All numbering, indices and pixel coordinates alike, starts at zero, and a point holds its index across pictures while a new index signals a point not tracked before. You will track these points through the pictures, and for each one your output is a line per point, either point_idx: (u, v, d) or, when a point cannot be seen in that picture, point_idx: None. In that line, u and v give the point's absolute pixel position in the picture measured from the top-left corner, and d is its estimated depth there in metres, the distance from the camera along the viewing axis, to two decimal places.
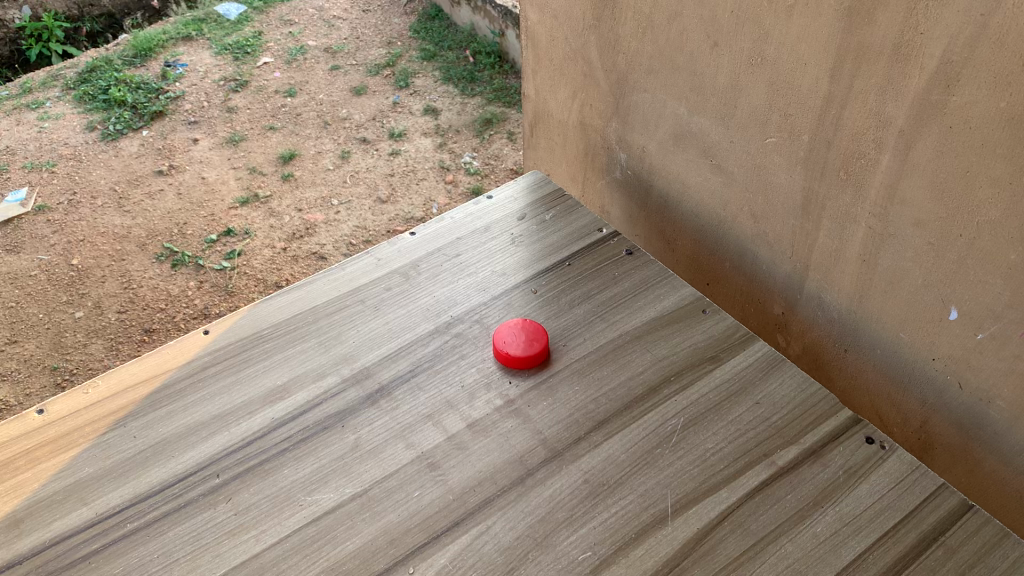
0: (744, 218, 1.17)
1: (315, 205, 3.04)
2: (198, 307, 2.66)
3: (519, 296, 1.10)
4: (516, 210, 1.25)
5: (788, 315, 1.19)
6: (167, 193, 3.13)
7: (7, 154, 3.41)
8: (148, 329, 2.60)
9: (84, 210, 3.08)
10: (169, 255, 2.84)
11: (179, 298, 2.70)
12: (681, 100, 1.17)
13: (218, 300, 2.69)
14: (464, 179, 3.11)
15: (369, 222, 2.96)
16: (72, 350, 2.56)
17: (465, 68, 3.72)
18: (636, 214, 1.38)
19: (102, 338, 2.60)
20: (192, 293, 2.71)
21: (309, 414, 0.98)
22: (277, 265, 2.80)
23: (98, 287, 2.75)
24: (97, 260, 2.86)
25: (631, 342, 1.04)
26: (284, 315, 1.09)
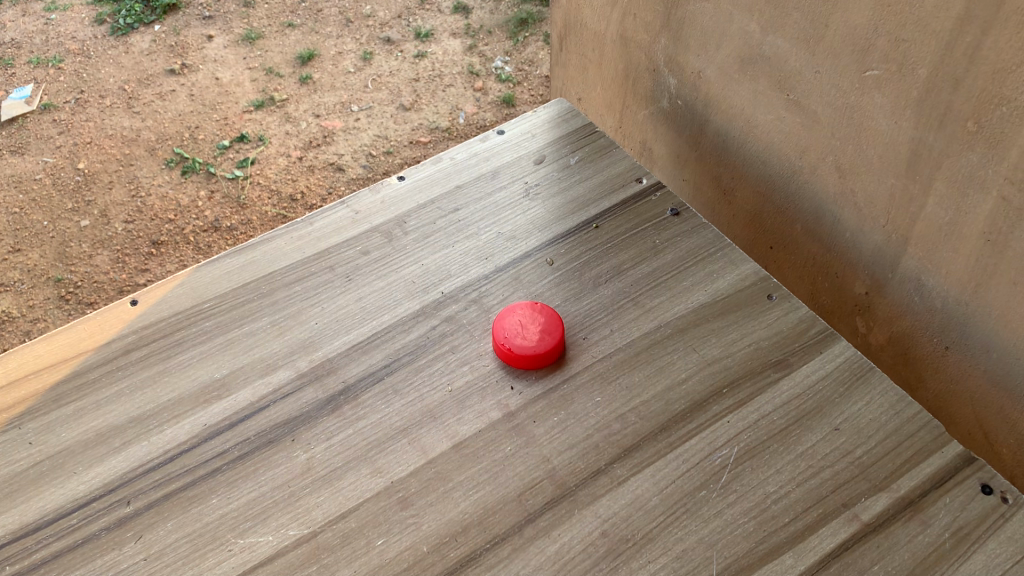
0: (825, 171, 0.90)
1: (333, 111, 2.59)
2: (206, 221, 2.29)
3: (530, 271, 0.86)
4: (532, 151, 0.99)
5: (873, 298, 0.92)
6: (180, 95, 2.70)
7: (10, 48, 3.02)
8: (156, 241, 2.25)
9: (92, 110, 2.69)
10: (179, 161, 2.45)
11: (187, 210, 2.32)
12: (752, 14, 0.89)
13: (228, 214, 2.31)
14: (495, 86, 2.65)
15: (390, 130, 2.50)
16: (77, 261, 2.24)
17: None
18: (685, 155, 1.11)
19: (109, 250, 2.25)
20: (202, 204, 2.33)
21: (251, 421, 0.76)
22: (291, 176, 2.40)
23: (104, 194, 2.37)
24: (103, 163, 2.48)
25: (673, 337, 0.80)
26: (232, 283, 0.87)
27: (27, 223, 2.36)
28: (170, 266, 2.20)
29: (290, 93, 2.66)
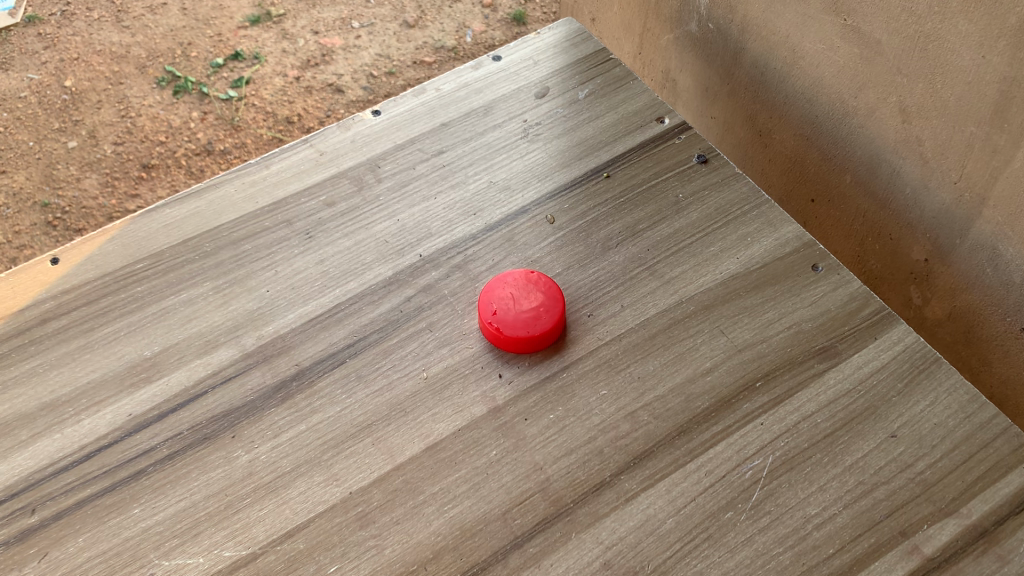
0: (886, 113, 0.74)
1: (332, 25, 2.00)
2: (199, 143, 1.76)
3: (527, 231, 0.72)
4: (534, 81, 0.83)
5: (933, 266, 0.77)
6: (171, 9, 2.02)
7: None
8: (148, 163, 1.73)
9: (78, 24, 1.98)
10: (170, 79, 1.85)
11: (180, 131, 1.78)
12: None
13: (223, 135, 1.77)
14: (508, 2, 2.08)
15: (391, 50, 1.94)
16: (64, 185, 1.71)
17: None
18: (714, 89, 0.96)
19: (99, 172, 1.72)
20: (195, 126, 1.79)
21: (185, 412, 0.63)
22: (288, 97, 1.85)
23: (94, 113, 1.80)
24: (94, 82, 1.85)
25: (697, 316, 0.67)
26: (171, 238, 0.73)
27: (9, 145, 1.77)
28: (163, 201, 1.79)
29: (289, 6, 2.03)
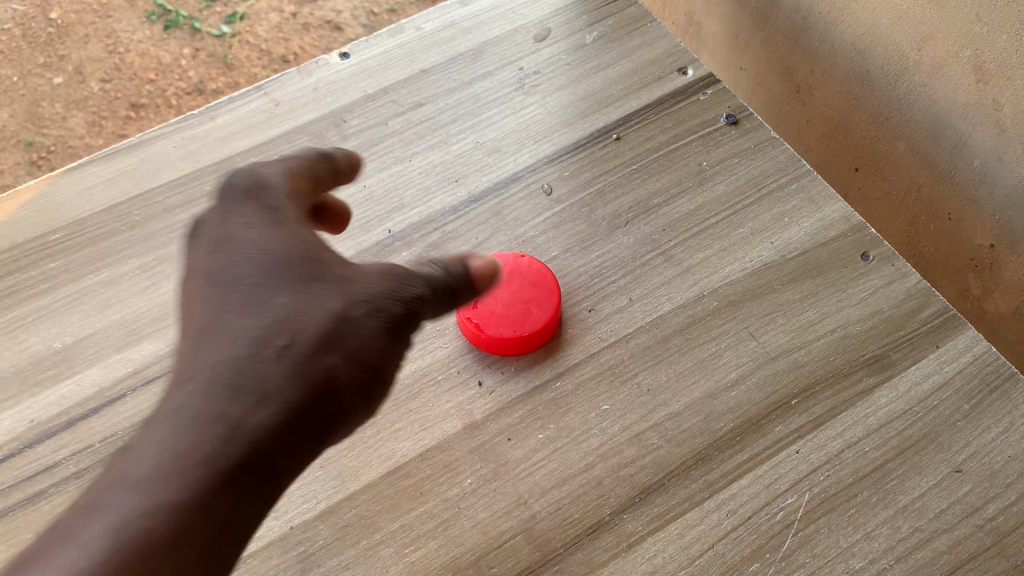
0: (956, 70, 0.60)
1: None
2: (193, 83, 1.49)
3: (520, 203, 0.61)
4: (533, 21, 0.70)
5: (999, 254, 0.65)
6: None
7: None
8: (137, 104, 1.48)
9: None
10: (163, 13, 1.55)
11: (171, 69, 1.50)
12: None
13: (217, 75, 1.51)
14: None
15: None
16: (49, 123, 1.45)
17: None
18: (746, 37, 0.83)
19: (86, 111, 1.46)
20: (187, 63, 1.51)
21: (98, 419, 0.53)
22: (285, 35, 1.56)
23: (81, 49, 1.51)
24: (81, 14, 1.55)
25: (721, 314, 0.55)
26: (93, 203, 0.61)
27: None
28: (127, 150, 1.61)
29: None
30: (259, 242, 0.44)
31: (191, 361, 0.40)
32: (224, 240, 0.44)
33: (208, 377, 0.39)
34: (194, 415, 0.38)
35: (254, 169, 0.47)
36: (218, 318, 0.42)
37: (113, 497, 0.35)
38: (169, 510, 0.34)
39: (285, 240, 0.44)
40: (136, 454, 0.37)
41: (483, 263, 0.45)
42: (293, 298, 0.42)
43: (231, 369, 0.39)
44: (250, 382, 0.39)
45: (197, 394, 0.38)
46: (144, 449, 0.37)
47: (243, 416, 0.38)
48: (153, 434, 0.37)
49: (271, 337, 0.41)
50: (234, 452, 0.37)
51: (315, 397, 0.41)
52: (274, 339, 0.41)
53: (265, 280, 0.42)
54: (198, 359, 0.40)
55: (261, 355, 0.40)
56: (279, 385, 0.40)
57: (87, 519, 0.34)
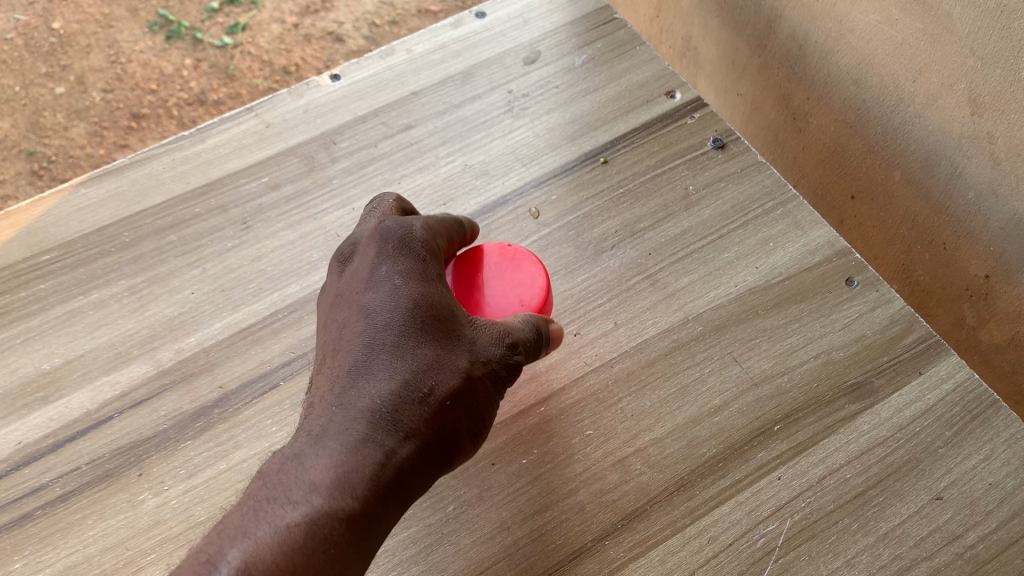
0: (951, 103, 0.62)
1: None
2: (196, 94, 1.34)
3: (507, 226, 0.61)
4: (523, 43, 0.71)
5: (994, 284, 0.66)
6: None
7: None
8: (139, 114, 1.32)
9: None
10: (168, 24, 1.40)
11: (173, 80, 1.35)
12: None
13: (216, 86, 1.35)
14: None
15: None
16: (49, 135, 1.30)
17: None
18: (741, 62, 0.83)
19: (87, 121, 1.31)
20: (190, 74, 1.35)
21: (85, 441, 0.53)
22: (287, 45, 1.39)
23: (82, 58, 1.34)
24: (83, 24, 1.38)
25: (706, 339, 0.56)
26: (84, 225, 0.62)
27: None
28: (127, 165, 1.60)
29: None
30: (401, 293, 0.48)
31: (345, 391, 0.46)
32: (370, 284, 0.49)
33: (361, 408, 0.45)
34: (351, 440, 0.43)
35: (393, 218, 0.52)
36: (368, 359, 0.47)
37: (288, 500, 0.41)
38: (338, 517, 0.40)
39: (427, 293, 0.48)
40: (306, 465, 0.42)
41: (556, 326, 0.51)
42: (437, 349, 0.47)
43: (381, 404, 0.45)
44: (398, 418, 0.44)
45: (354, 423, 0.44)
46: (313, 461, 0.43)
47: (392, 447, 0.44)
48: (310, 460, 0.43)
49: (417, 380, 0.46)
50: (383, 476, 0.43)
51: (445, 439, 0.46)
52: (408, 386, 0.46)
53: (406, 326, 0.47)
54: (352, 391, 0.46)
55: (407, 397, 0.45)
56: (423, 423, 0.45)
57: (268, 514, 0.40)
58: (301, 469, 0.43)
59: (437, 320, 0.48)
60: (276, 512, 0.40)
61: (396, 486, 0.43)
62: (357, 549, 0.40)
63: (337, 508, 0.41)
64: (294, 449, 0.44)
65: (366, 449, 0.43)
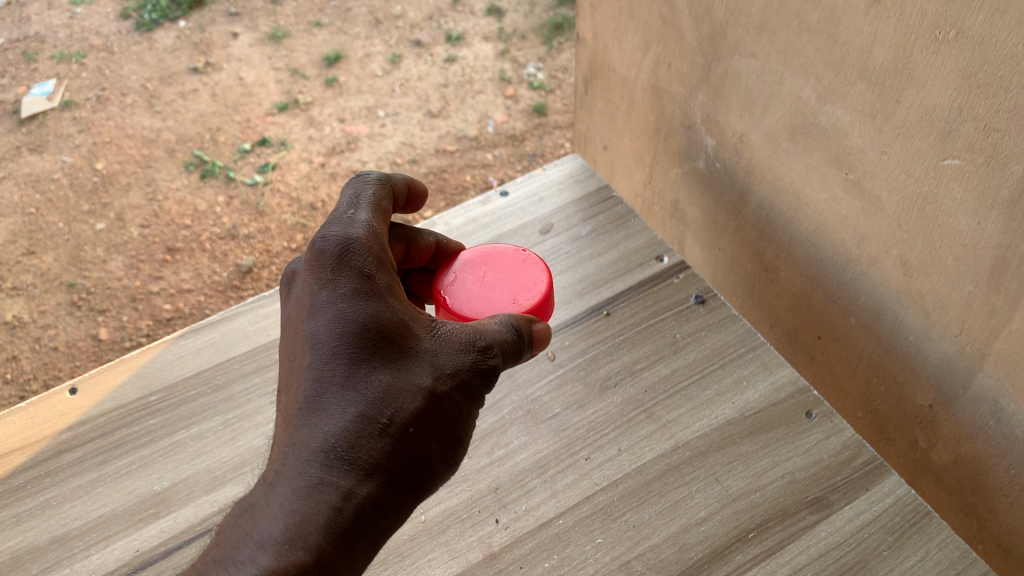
0: (888, 266, 0.76)
1: (359, 114, 2.97)
2: (226, 226, 2.61)
3: (527, 368, 0.76)
4: (539, 217, 0.88)
5: (938, 412, 0.78)
6: (214, 121, 2.96)
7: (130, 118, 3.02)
8: (172, 248, 2.53)
9: (123, 129, 2.97)
10: (196, 164, 2.76)
11: (205, 216, 2.63)
12: (806, 77, 0.76)
13: (246, 220, 2.60)
14: (526, 93, 3.01)
15: (420, 138, 2.86)
16: (90, 267, 2.51)
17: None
18: (721, 224, 0.99)
19: (120, 254, 2.54)
20: (220, 209, 2.64)
21: (189, 547, 0.66)
22: (311, 182, 2.71)
23: (120, 197, 2.69)
24: (126, 170, 2.81)
25: (692, 462, 0.68)
26: (184, 370, 0.78)
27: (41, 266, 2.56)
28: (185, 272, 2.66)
29: (310, 100, 3.00)
30: (345, 319, 0.63)
31: (313, 417, 0.61)
32: (318, 312, 0.64)
33: (326, 431, 0.60)
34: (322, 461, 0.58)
35: (328, 245, 0.67)
36: (327, 385, 0.62)
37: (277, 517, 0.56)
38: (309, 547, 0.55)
39: (367, 318, 0.64)
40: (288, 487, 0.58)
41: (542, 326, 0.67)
42: (384, 376, 0.62)
43: (341, 427, 0.60)
44: (356, 436, 0.59)
45: (322, 445, 0.59)
46: (294, 483, 0.58)
47: (355, 468, 0.58)
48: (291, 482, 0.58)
49: (370, 403, 0.61)
50: (349, 486, 0.58)
51: (401, 445, 0.61)
52: (364, 410, 0.61)
53: (355, 355, 0.62)
54: (316, 420, 0.60)
55: (364, 422, 0.60)
56: (381, 445, 0.60)
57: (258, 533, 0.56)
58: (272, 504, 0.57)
59: (378, 350, 0.63)
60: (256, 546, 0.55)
61: (361, 510, 0.57)
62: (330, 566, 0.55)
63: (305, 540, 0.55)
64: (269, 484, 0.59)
65: (324, 482, 0.58)
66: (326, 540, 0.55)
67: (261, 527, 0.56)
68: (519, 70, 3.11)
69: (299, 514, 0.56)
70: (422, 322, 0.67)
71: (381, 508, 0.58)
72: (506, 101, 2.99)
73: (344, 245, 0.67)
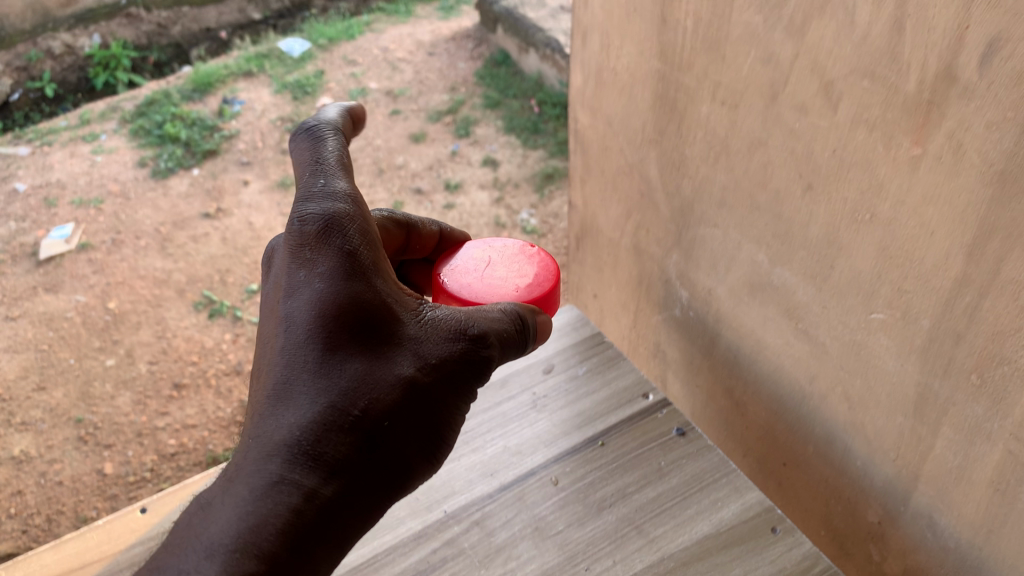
0: (835, 401, 0.91)
1: None
2: (229, 361, 2.92)
3: (535, 490, 0.89)
4: (542, 360, 1.03)
5: (886, 528, 0.91)
6: (234, 272, 3.32)
7: (123, 265, 3.44)
8: (179, 384, 2.85)
9: (148, 276, 3.35)
10: (205, 305, 3.15)
11: (212, 351, 2.96)
12: (760, 245, 0.92)
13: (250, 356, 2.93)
14: (520, 237, 3.23)
15: None
16: (98, 402, 2.83)
17: (556, 140, 3.75)
18: (697, 364, 1.13)
19: (125, 391, 2.85)
20: (226, 347, 2.98)
21: None
22: None
23: (130, 337, 3.05)
24: (136, 313, 3.17)
25: (676, 571, 0.80)
26: None
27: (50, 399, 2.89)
28: (190, 408, 2.77)
29: None
30: (321, 308, 0.75)
31: (288, 406, 0.74)
32: (299, 298, 0.77)
33: (297, 420, 0.73)
34: (288, 450, 0.72)
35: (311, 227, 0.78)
36: (302, 376, 0.75)
37: (247, 503, 0.71)
38: (273, 537, 0.69)
39: (341, 307, 0.75)
40: (258, 473, 0.72)
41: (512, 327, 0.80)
42: (352, 370, 0.75)
43: (310, 417, 0.73)
44: (320, 428, 0.73)
45: (291, 434, 0.73)
46: (263, 470, 0.72)
47: (316, 459, 0.72)
48: (261, 469, 0.72)
49: (336, 395, 0.74)
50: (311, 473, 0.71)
51: (364, 429, 0.74)
52: (329, 400, 0.74)
53: (327, 350, 0.75)
54: (290, 411, 0.74)
55: (331, 412, 0.73)
56: (346, 432, 0.73)
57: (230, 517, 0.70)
58: (241, 492, 0.71)
59: (349, 343, 0.75)
60: (222, 539, 0.70)
61: (322, 496, 0.71)
62: (290, 555, 0.70)
63: (271, 530, 0.69)
64: (238, 470, 0.73)
65: (290, 475, 0.71)
66: (291, 523, 0.70)
67: (229, 517, 0.70)
68: (513, 215, 3.34)
69: (265, 506, 0.70)
70: (406, 306, 0.80)
71: (342, 490, 0.72)
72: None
73: (327, 225, 0.78)
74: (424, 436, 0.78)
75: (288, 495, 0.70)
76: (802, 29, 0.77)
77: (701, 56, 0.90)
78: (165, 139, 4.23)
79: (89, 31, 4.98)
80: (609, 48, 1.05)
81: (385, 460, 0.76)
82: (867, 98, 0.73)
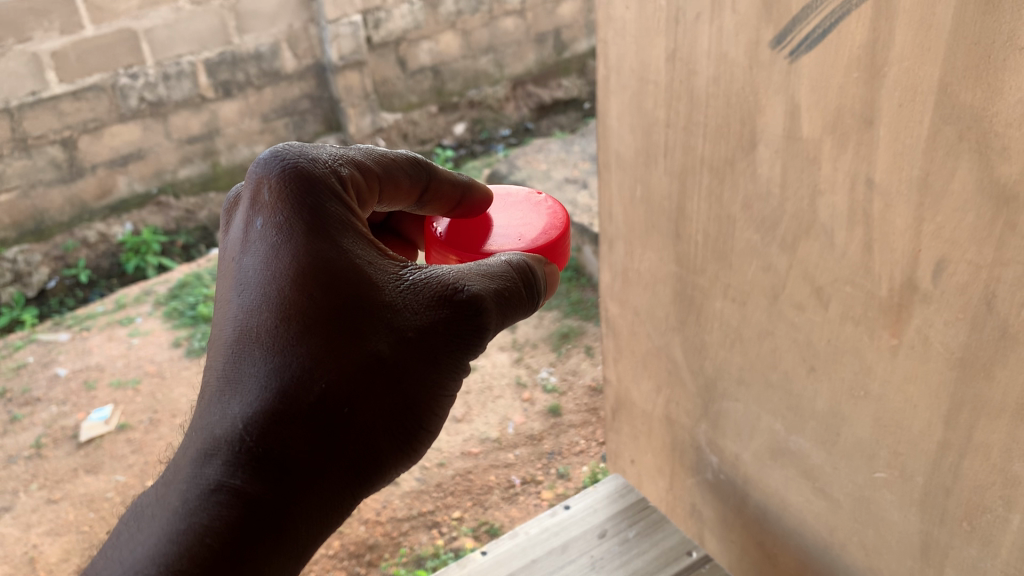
0: (853, 549, 1.05)
1: None
2: None
3: None
4: (595, 524, 1.18)
5: None
6: None
7: (160, 442, 3.58)
8: None
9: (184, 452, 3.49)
10: None
11: None
12: (776, 417, 1.09)
13: None
14: (542, 396, 3.39)
15: (445, 442, 3.20)
16: None
17: (569, 300, 3.98)
18: (729, 520, 1.27)
19: None
20: None
21: None
22: None
23: None
24: None
25: None
26: None
27: None
28: None
29: None
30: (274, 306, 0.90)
31: (237, 401, 0.87)
32: (255, 292, 0.91)
33: (242, 415, 0.86)
34: (231, 442, 0.85)
35: (271, 192, 0.96)
36: (254, 368, 0.88)
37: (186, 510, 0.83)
38: (203, 545, 0.81)
39: (291, 305, 0.89)
40: (202, 475, 0.84)
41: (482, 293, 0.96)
42: (296, 359, 0.87)
43: (252, 415, 0.86)
44: (261, 422, 0.85)
45: (235, 428, 0.85)
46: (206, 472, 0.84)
47: (256, 453, 0.84)
48: (206, 469, 0.84)
49: (278, 388, 0.86)
50: (246, 470, 0.84)
51: (308, 416, 0.86)
52: (271, 395, 0.86)
53: (274, 347, 0.88)
54: (238, 406, 0.87)
55: (273, 405, 0.86)
56: (287, 427, 0.86)
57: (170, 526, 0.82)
58: (181, 498, 0.84)
59: (295, 339, 0.88)
60: (156, 554, 0.81)
61: (254, 494, 0.83)
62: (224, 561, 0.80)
63: (205, 539, 0.81)
64: (185, 474, 0.86)
65: (230, 479, 0.83)
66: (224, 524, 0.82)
67: (168, 529, 0.82)
68: (533, 374, 3.52)
69: (203, 511, 0.82)
70: (380, 277, 0.94)
71: (276, 486, 0.84)
72: (523, 403, 3.36)
73: (290, 201, 0.95)
74: (379, 423, 0.91)
75: (225, 496, 0.83)
76: (793, 246, 0.97)
77: (713, 263, 1.10)
78: (200, 319, 4.49)
79: (122, 219, 5.31)
80: (633, 253, 1.26)
81: (338, 446, 0.88)
82: (851, 300, 0.92)
